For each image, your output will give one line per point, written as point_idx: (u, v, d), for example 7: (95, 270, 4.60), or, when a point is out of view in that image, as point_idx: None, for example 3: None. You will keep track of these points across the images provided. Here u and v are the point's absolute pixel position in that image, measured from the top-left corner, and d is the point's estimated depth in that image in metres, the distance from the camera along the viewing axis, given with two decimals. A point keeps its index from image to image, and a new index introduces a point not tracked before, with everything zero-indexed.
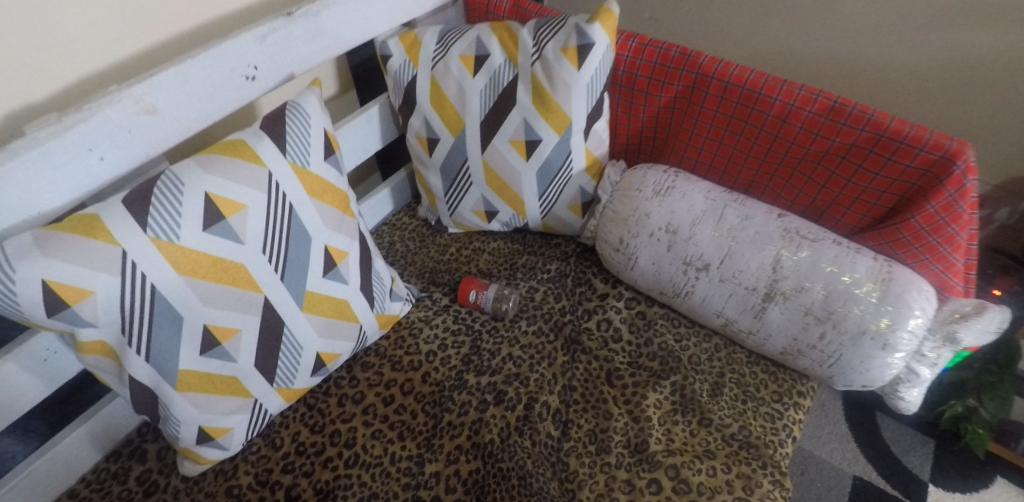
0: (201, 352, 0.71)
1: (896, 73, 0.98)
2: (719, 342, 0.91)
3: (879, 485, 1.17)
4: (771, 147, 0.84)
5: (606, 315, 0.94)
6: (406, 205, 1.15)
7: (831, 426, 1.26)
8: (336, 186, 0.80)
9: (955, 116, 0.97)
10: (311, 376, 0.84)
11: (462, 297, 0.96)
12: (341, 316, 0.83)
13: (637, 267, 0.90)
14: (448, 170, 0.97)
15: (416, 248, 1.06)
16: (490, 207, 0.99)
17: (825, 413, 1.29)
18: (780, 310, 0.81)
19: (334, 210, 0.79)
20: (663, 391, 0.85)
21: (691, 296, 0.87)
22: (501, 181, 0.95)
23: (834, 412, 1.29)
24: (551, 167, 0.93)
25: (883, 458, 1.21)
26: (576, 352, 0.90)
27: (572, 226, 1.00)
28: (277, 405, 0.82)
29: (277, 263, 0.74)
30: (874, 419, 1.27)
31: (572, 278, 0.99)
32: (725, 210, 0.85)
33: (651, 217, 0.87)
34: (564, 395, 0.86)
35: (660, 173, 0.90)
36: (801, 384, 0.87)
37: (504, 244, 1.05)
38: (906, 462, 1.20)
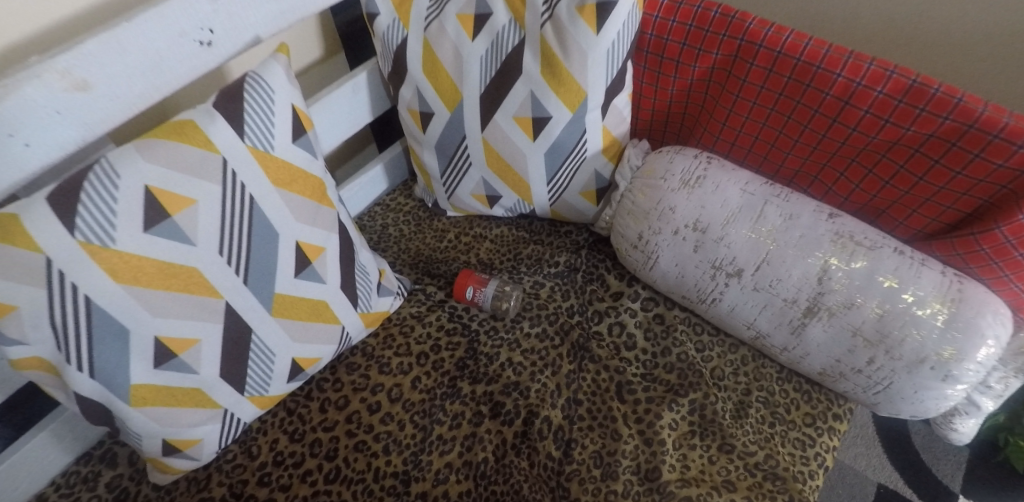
0: (156, 365, 0.63)
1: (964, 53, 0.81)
2: (747, 354, 0.80)
3: (904, 494, 1.07)
4: (826, 133, 0.70)
5: (619, 318, 0.83)
6: (402, 183, 1.04)
7: (857, 429, 1.16)
8: (308, 172, 0.69)
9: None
10: (288, 382, 0.76)
11: (457, 292, 0.86)
12: (319, 318, 0.74)
13: (657, 268, 0.79)
14: (444, 148, 0.85)
15: (411, 233, 0.96)
16: (491, 191, 0.87)
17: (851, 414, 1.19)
18: (823, 328, 0.69)
19: (308, 201, 0.69)
20: (679, 411, 0.75)
21: (718, 303, 0.76)
22: (505, 163, 0.83)
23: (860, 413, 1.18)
24: (563, 148, 0.80)
25: (911, 465, 1.11)
26: (583, 360, 0.80)
27: (585, 214, 0.88)
28: (251, 413, 0.74)
29: (239, 264, 0.64)
30: (904, 422, 1.16)
31: (582, 273, 0.88)
32: (765, 207, 0.72)
33: (677, 212, 0.75)
34: (568, 409, 0.76)
35: (689, 159, 0.77)
36: (838, 406, 0.76)
37: (508, 231, 0.94)
38: (936, 470, 1.10)
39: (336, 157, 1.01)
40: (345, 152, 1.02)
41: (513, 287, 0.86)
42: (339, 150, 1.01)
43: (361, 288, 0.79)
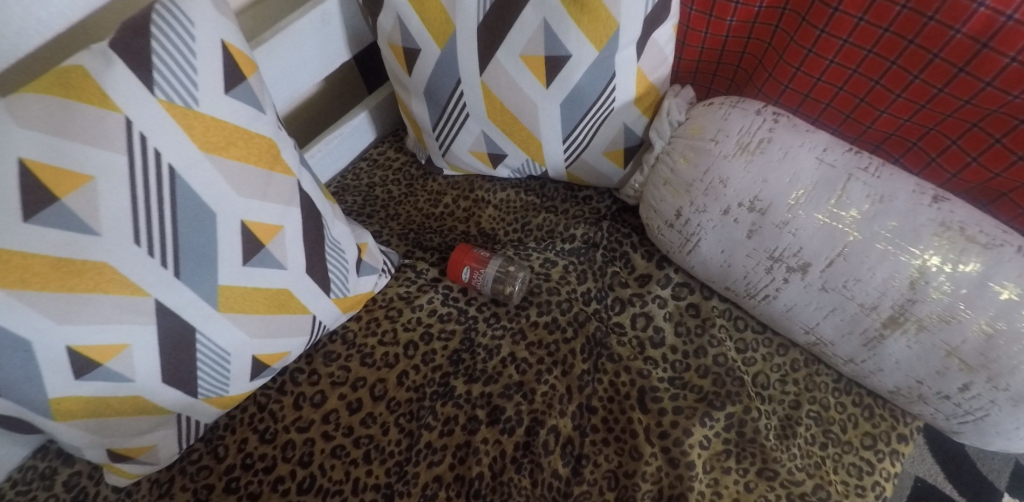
0: (78, 376, 0.51)
1: None
2: (799, 358, 0.66)
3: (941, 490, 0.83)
4: (945, 88, 0.52)
5: (646, 309, 0.69)
6: (391, 133, 0.90)
7: None
8: (252, 131, 0.53)
9: None
10: (251, 380, 0.64)
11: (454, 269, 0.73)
12: (282, 309, 0.61)
13: (697, 253, 0.63)
14: (436, 95, 0.68)
15: (401, 196, 0.83)
16: (494, 148, 0.71)
17: None
18: (907, 343, 0.55)
19: (253, 169, 0.54)
20: (713, 426, 0.63)
21: (771, 302, 0.61)
22: (511, 115, 0.66)
23: None
24: (585, 98, 0.63)
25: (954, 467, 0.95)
26: (600, 358, 0.67)
27: (609, 178, 0.71)
28: (210, 414, 0.64)
29: (164, 254, 0.51)
30: None
31: (602, 250, 0.73)
32: (849, 183, 0.55)
33: (730, 187, 0.58)
34: (580, 418, 0.64)
35: (749, 115, 0.59)
36: (905, 426, 0.63)
37: (514, 195, 0.79)
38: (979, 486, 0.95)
39: (306, 110, 0.86)
40: (319, 105, 0.87)
41: (519, 266, 0.72)
42: (306, 104, 0.85)
43: (334, 270, 0.65)
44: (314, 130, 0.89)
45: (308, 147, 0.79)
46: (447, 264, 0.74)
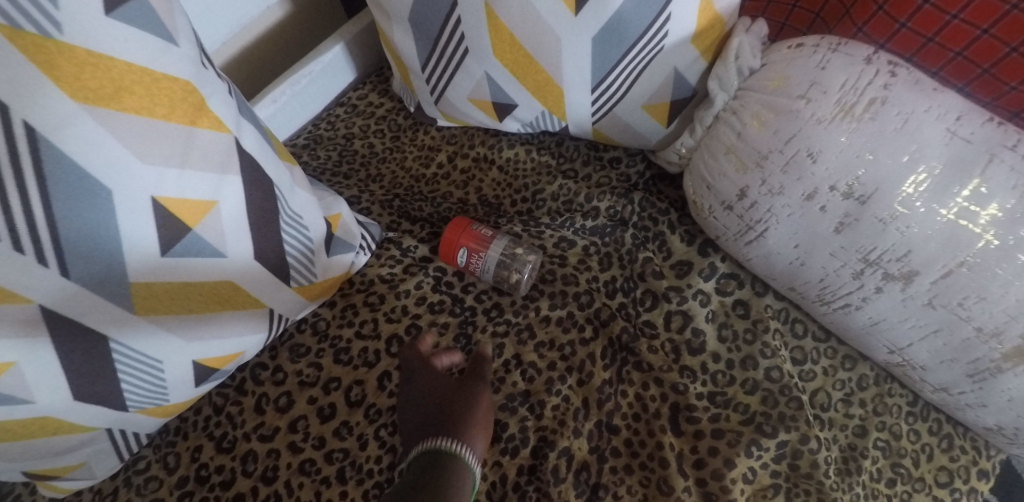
0: None
1: None
2: (869, 374, 0.54)
3: None
4: None
5: (685, 307, 0.56)
6: (375, 72, 0.74)
7: None
8: (156, 72, 0.38)
9: None
10: (196, 385, 0.52)
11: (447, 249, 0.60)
12: (225, 305, 0.48)
13: (760, 246, 0.49)
14: (425, 22, 0.51)
15: (385, 150, 0.68)
16: (501, 95, 0.55)
17: None
18: None
19: (163, 127, 0.39)
20: (763, 455, 0.51)
21: (851, 312, 0.48)
22: (524, 53, 0.49)
23: None
24: (625, 31, 0.46)
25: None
26: (625, 363, 0.55)
27: (647, 138, 0.56)
28: (150, 424, 0.52)
29: (40, 249, 0.36)
30: None
31: (632, 229, 0.59)
32: (990, 166, 0.40)
33: (819, 166, 0.43)
34: (598, 440, 0.53)
35: (856, 65, 0.43)
36: (987, 459, 0.52)
37: (525, 155, 0.64)
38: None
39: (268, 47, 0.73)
40: (286, 34, 0.72)
41: (528, 248, 0.58)
42: (269, 36, 0.70)
43: (293, 255, 0.51)
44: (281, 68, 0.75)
45: (267, 89, 0.65)
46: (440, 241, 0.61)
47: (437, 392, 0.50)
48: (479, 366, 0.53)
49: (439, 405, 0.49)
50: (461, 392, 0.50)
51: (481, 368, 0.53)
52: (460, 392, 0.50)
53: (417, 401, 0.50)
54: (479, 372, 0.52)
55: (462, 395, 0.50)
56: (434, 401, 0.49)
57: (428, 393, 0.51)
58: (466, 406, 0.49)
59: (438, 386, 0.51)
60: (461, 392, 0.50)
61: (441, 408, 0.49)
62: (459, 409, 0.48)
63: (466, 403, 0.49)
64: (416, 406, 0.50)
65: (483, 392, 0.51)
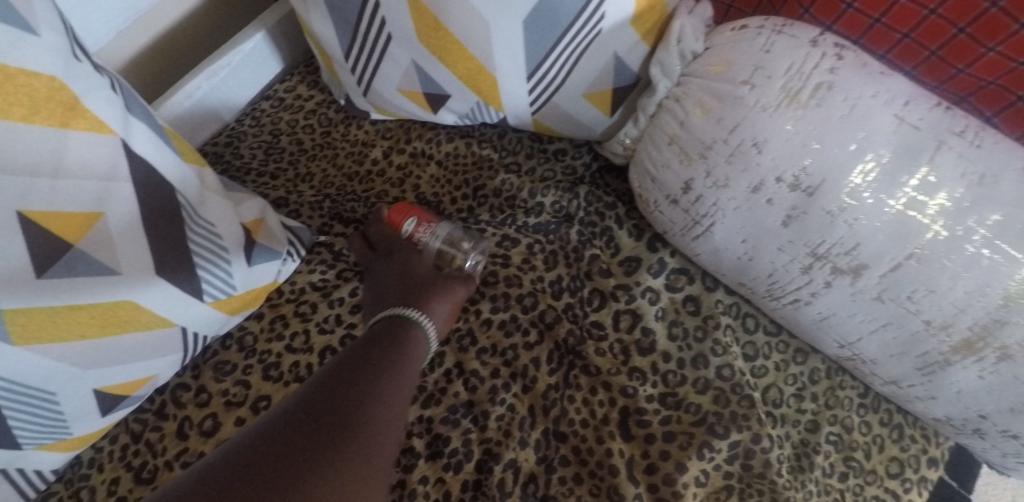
0: None
1: None
2: (819, 368, 0.53)
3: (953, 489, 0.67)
4: None
5: (634, 306, 0.53)
6: (303, 62, 0.69)
7: None
8: (8, 66, 0.34)
9: None
10: (104, 414, 0.47)
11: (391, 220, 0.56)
12: (126, 326, 0.43)
13: (707, 240, 0.47)
14: (342, 6, 0.47)
15: (316, 147, 0.63)
16: (431, 85, 0.50)
17: None
18: (980, 372, 0.41)
19: (24, 129, 0.35)
20: (717, 457, 0.49)
21: (801, 307, 0.46)
22: (452, 39, 0.45)
23: None
24: (555, 14, 0.43)
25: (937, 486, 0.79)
26: (573, 366, 0.53)
27: (591, 129, 0.53)
28: (53, 460, 0.47)
29: None
30: None
31: (578, 225, 0.56)
32: (939, 155, 0.38)
33: (766, 155, 0.41)
34: (547, 449, 0.50)
35: (801, 48, 0.40)
36: (933, 446, 0.52)
37: (465, 148, 0.60)
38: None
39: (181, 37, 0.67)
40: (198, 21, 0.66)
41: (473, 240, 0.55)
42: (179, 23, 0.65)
43: (206, 267, 0.46)
44: (195, 61, 0.70)
45: (179, 82, 0.59)
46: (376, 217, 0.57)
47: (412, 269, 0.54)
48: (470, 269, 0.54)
49: (413, 280, 0.53)
50: (440, 278, 0.53)
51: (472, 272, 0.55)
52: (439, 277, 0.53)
53: (386, 267, 0.55)
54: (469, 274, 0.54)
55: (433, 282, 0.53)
56: (409, 275, 0.54)
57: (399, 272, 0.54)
58: (441, 292, 0.52)
59: (412, 264, 0.55)
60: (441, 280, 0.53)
61: (410, 284, 0.53)
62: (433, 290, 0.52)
63: (443, 288, 0.52)
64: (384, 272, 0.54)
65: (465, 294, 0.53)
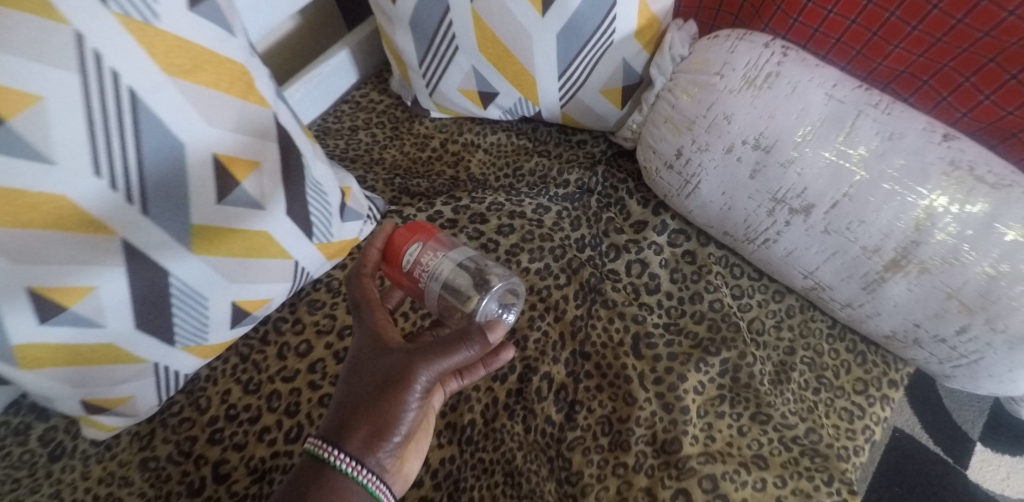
0: (41, 321, 0.48)
1: None
2: (795, 304, 0.66)
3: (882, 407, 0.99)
4: (965, 18, 0.49)
5: (641, 256, 0.67)
6: (374, 75, 0.86)
7: None
8: (223, 57, 0.50)
9: None
10: (232, 328, 0.61)
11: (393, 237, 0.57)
12: (262, 253, 0.58)
13: (697, 196, 0.61)
14: (423, 27, 0.63)
15: (386, 139, 0.78)
16: (485, 85, 0.66)
17: None
18: (908, 285, 0.54)
19: (224, 99, 0.50)
20: (708, 372, 0.62)
21: (772, 246, 0.60)
22: (503, 48, 0.61)
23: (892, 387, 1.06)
24: (580, 29, 0.58)
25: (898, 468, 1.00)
26: (594, 304, 0.66)
27: (606, 120, 0.68)
28: (190, 364, 0.61)
29: (129, 189, 0.46)
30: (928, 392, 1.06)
31: (597, 196, 0.71)
32: (859, 120, 0.53)
33: (734, 123, 0.56)
34: (574, 365, 0.63)
35: (756, 49, 0.56)
36: (896, 371, 0.63)
37: (506, 139, 0.76)
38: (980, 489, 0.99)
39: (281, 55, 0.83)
40: (295, 41, 0.83)
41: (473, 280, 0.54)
42: (282, 42, 0.81)
43: (318, 234, 0.63)
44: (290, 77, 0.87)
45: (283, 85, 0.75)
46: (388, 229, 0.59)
47: (372, 360, 0.50)
48: (451, 344, 0.48)
49: (364, 380, 0.49)
50: (395, 382, 0.48)
51: (461, 336, 0.48)
52: (391, 377, 0.48)
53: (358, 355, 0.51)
54: (449, 348, 0.48)
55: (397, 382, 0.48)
56: (363, 369, 0.49)
57: (368, 366, 0.49)
58: (385, 409, 0.47)
59: (375, 352, 0.50)
60: (398, 376, 0.48)
61: (351, 391, 0.49)
62: (381, 403, 0.47)
63: (398, 392, 0.47)
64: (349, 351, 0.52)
65: (450, 365, 0.48)
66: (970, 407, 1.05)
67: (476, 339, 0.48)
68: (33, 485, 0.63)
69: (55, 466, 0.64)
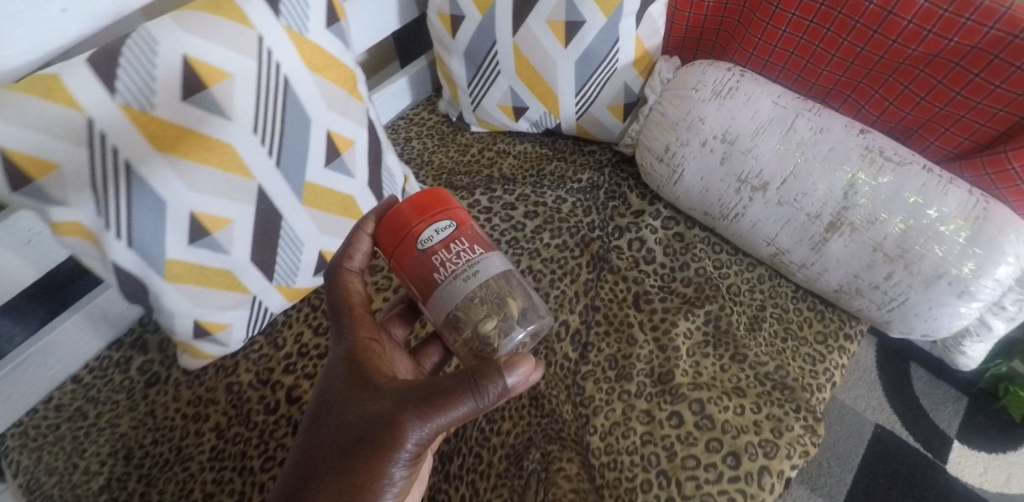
0: (189, 242, 0.64)
1: None
2: (764, 273, 0.82)
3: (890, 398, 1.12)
4: (866, 46, 0.68)
5: (639, 234, 0.84)
6: (425, 99, 1.04)
7: (862, 390, 1.18)
8: (341, 61, 0.69)
9: None
10: (314, 275, 0.77)
11: (409, 217, 0.59)
12: (346, 214, 0.75)
13: (682, 183, 0.79)
14: (474, 56, 0.84)
15: (434, 146, 0.97)
16: (518, 102, 0.86)
17: (862, 378, 1.19)
18: (844, 243, 0.70)
19: (339, 92, 0.69)
20: (695, 321, 0.77)
21: (740, 219, 0.76)
22: (534, 72, 0.82)
23: (873, 384, 1.18)
24: (592, 58, 0.79)
25: (882, 459, 1.10)
26: (602, 270, 0.82)
27: (611, 131, 0.87)
28: (278, 303, 0.77)
29: (272, 147, 0.65)
30: (910, 391, 1.17)
31: (604, 190, 0.89)
32: (797, 120, 0.72)
33: (706, 124, 0.75)
34: (586, 315, 0.79)
35: (722, 72, 0.76)
36: (850, 327, 0.78)
37: (531, 148, 0.95)
38: (961, 482, 1.07)
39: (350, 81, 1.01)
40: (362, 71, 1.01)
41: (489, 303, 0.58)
42: None
43: None
44: None
45: None
46: (399, 203, 0.61)
47: (368, 397, 0.52)
48: (454, 392, 0.48)
49: (357, 418, 0.51)
50: (392, 426, 0.49)
51: (466, 386, 0.48)
52: (385, 420, 0.49)
53: (362, 387, 0.53)
54: (451, 397, 0.48)
55: (394, 426, 0.49)
56: (357, 407, 0.52)
57: (371, 404, 0.51)
58: (381, 448, 0.49)
59: (379, 389, 0.52)
60: (391, 420, 0.49)
61: (353, 422, 0.51)
62: (371, 448, 0.49)
63: (388, 440, 0.49)
64: (343, 377, 0.54)
65: (449, 414, 0.49)
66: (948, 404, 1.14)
67: (476, 391, 0.48)
68: (132, 404, 0.79)
69: (151, 390, 0.79)
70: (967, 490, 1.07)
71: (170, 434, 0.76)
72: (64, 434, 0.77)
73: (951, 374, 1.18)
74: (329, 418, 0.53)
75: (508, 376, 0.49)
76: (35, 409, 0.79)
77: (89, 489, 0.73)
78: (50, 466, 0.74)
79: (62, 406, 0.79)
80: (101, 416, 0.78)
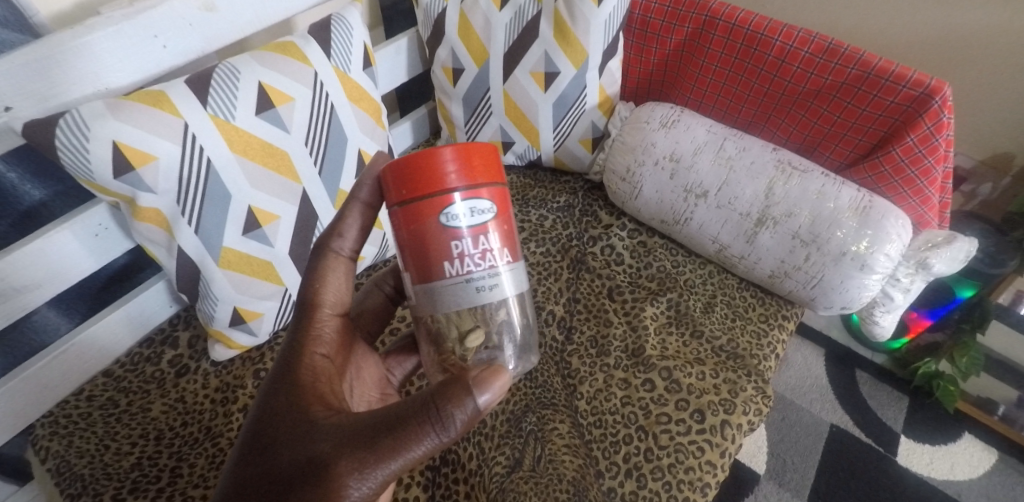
0: (244, 232, 0.77)
1: (902, 46, 1.18)
2: (713, 269, 0.99)
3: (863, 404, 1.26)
4: (770, 87, 0.91)
5: (610, 241, 1.01)
6: (423, 142, 1.23)
7: (816, 394, 1.32)
8: (370, 97, 0.88)
9: (931, 64, 1.17)
10: None
11: (446, 179, 0.54)
12: None
13: (641, 196, 0.98)
14: (471, 101, 1.04)
15: None
16: (506, 138, 1.06)
17: (816, 384, 1.34)
18: (771, 235, 0.88)
19: (369, 119, 0.87)
20: (659, 306, 0.93)
21: (690, 222, 0.94)
22: (521, 113, 1.02)
23: (826, 389, 1.33)
24: (565, 101, 0.99)
25: (839, 454, 1.22)
26: (581, 270, 0.98)
27: (581, 161, 1.07)
28: None
29: (317, 158, 0.81)
30: (858, 394, 1.32)
31: (579, 209, 1.07)
32: (726, 142, 0.93)
33: (657, 147, 0.95)
34: (569, 306, 0.94)
35: (667, 109, 0.98)
36: (786, 309, 0.95)
37: (516, 179, 1.13)
38: (910, 472, 1.20)
39: None
40: None
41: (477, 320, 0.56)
42: None
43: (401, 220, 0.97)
44: None
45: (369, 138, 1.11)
46: (437, 149, 0.54)
47: (315, 428, 0.52)
48: (416, 424, 0.50)
49: (301, 455, 0.51)
50: (345, 458, 0.50)
51: (428, 422, 0.50)
52: (338, 457, 0.50)
53: (308, 418, 0.53)
54: (414, 429, 0.50)
55: (349, 459, 0.50)
56: (302, 440, 0.51)
57: (319, 435, 0.51)
58: (329, 482, 0.49)
59: (331, 421, 0.52)
60: (344, 460, 0.50)
61: (299, 453, 0.51)
62: (314, 489, 0.49)
63: (338, 473, 0.49)
64: (288, 403, 0.54)
65: (406, 448, 0.50)
66: (891, 403, 1.29)
67: (437, 427, 0.50)
68: (163, 392, 0.87)
69: (181, 380, 0.88)
70: (915, 478, 1.19)
71: (199, 415, 0.84)
72: (95, 420, 0.83)
73: (891, 377, 1.34)
74: (262, 456, 0.52)
75: (471, 412, 0.51)
76: (66, 401, 0.85)
77: (120, 467, 0.78)
78: (81, 449, 0.79)
79: (93, 397, 0.86)
80: (132, 403, 0.85)
